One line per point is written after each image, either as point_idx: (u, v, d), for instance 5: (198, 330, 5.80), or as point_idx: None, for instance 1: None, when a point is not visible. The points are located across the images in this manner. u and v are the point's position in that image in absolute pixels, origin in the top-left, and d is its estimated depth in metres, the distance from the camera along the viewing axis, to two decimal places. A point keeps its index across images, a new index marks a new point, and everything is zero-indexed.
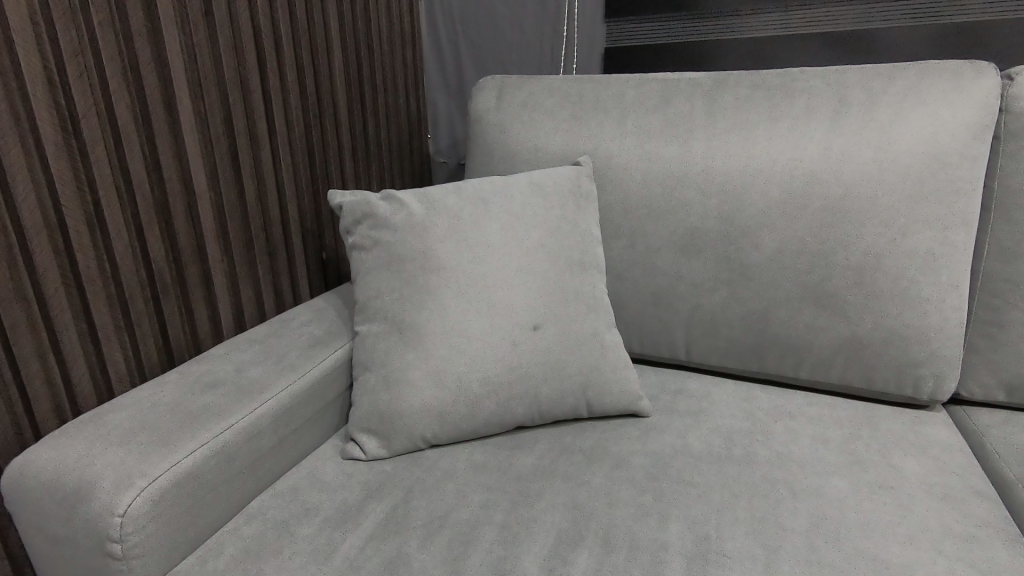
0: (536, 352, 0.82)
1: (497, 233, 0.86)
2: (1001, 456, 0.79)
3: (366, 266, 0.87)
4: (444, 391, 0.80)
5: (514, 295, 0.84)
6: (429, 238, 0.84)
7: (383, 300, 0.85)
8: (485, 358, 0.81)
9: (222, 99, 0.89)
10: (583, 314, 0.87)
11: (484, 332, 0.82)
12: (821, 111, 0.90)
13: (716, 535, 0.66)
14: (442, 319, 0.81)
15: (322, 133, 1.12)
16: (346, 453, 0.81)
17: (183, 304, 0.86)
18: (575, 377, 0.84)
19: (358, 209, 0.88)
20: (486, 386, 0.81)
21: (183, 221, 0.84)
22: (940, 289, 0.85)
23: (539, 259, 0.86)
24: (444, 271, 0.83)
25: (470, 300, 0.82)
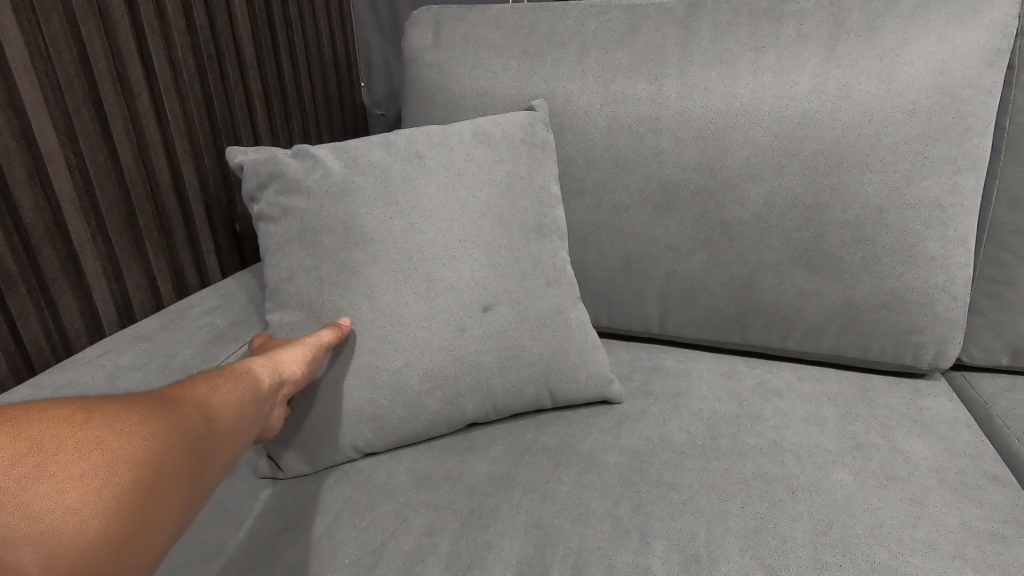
0: (488, 339, 0.69)
1: (435, 195, 0.70)
2: (1013, 432, 0.70)
3: (275, 241, 0.71)
4: (376, 392, 0.66)
5: (460, 270, 0.69)
6: (351, 203, 0.68)
7: (299, 282, 0.69)
8: (426, 348, 0.67)
9: (72, 30, 0.69)
10: (543, 289, 0.73)
11: (424, 318, 0.67)
12: (813, 38, 0.76)
13: (707, 555, 0.55)
14: (372, 304, 0.67)
15: (222, 78, 0.92)
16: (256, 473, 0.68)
17: (40, 296, 0.69)
18: (535, 364, 0.71)
19: (262, 169, 0.71)
20: (431, 382, 0.67)
21: (28, 192, 0.66)
22: (947, 244, 0.74)
23: (488, 224, 0.72)
24: (371, 244, 0.67)
25: (405, 279, 0.67)
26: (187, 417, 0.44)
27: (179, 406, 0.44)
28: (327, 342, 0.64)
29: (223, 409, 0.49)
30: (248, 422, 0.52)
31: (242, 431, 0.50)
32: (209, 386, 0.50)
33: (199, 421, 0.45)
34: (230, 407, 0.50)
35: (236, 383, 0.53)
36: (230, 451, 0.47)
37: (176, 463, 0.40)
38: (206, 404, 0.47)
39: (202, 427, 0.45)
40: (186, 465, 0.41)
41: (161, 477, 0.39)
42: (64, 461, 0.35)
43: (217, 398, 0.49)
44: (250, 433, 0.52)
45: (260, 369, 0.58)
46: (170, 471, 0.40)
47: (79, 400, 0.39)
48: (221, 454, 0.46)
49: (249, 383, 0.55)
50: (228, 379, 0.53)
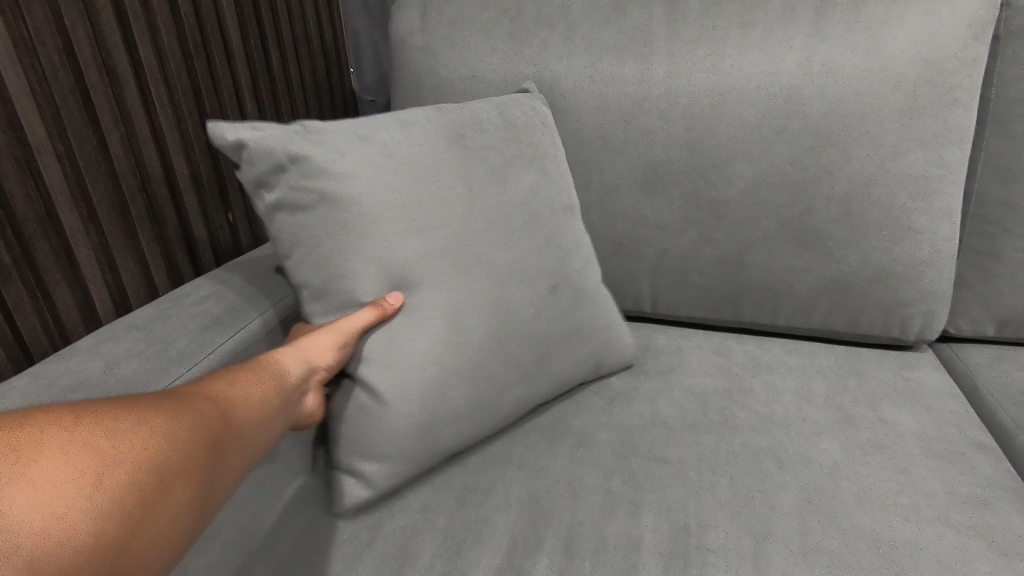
0: (555, 318, 0.69)
1: (490, 178, 0.67)
2: (997, 401, 0.72)
3: (308, 235, 0.60)
4: (464, 390, 0.62)
5: (529, 252, 0.68)
6: (414, 188, 0.61)
7: (346, 278, 0.60)
8: (508, 338, 0.64)
9: (57, 22, 0.69)
10: (573, 270, 0.72)
11: (504, 306, 0.64)
12: (800, 13, 0.76)
13: (696, 525, 0.56)
14: (445, 293, 0.62)
15: (209, 64, 0.92)
16: (343, 500, 0.59)
17: (37, 288, 0.70)
18: (567, 348, 0.70)
19: (282, 148, 0.59)
20: (503, 369, 0.64)
21: (19, 185, 0.66)
22: (934, 218, 0.75)
23: (531, 205, 0.70)
24: (447, 232, 0.62)
25: (475, 262, 0.63)
26: (190, 414, 0.42)
27: (181, 406, 0.43)
28: (365, 326, 0.59)
29: (235, 407, 0.47)
30: (261, 420, 0.50)
31: (253, 433, 0.49)
32: (216, 385, 0.49)
33: (203, 420, 0.43)
34: (242, 405, 0.48)
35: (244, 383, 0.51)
36: (240, 451, 0.46)
37: (172, 465, 0.38)
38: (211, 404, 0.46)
39: (207, 424, 0.43)
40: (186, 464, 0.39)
41: (157, 474, 0.37)
42: (51, 461, 0.33)
43: (225, 398, 0.47)
44: (264, 433, 0.50)
45: (280, 363, 0.56)
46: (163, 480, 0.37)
47: (70, 402, 0.38)
48: (228, 454, 0.44)
49: (264, 378, 0.53)
50: (240, 377, 0.51)
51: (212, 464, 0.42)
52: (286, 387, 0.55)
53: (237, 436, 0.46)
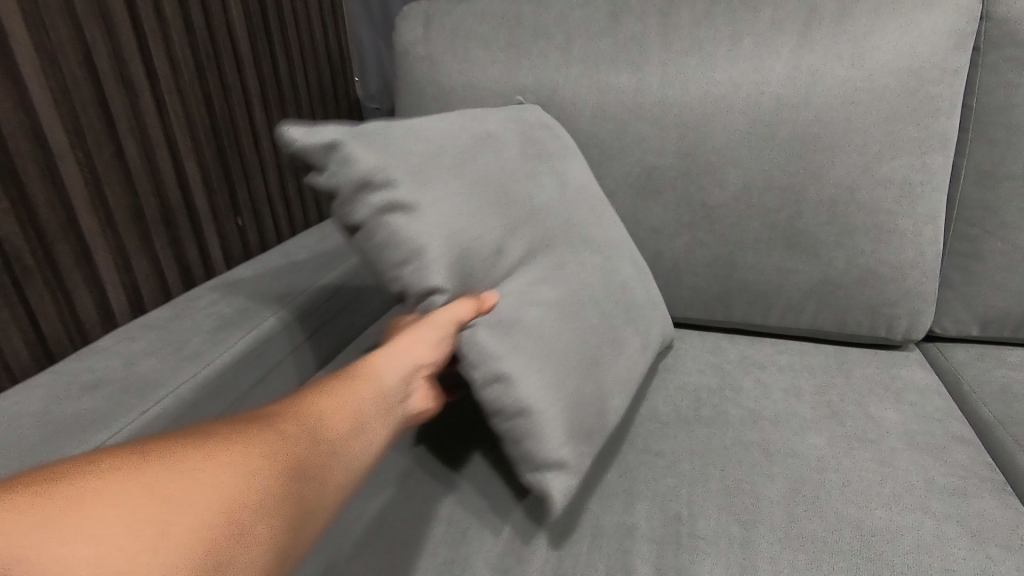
0: (638, 292, 0.73)
1: (555, 167, 0.72)
2: (979, 397, 0.75)
3: (421, 226, 0.55)
4: (605, 356, 0.63)
5: (605, 231, 0.73)
6: (512, 173, 0.65)
7: (463, 265, 0.57)
8: (616, 309, 0.68)
9: (77, 34, 0.73)
10: (621, 264, 0.72)
11: (607, 277, 0.68)
12: (788, 26, 0.79)
13: (687, 514, 0.59)
14: (539, 267, 0.62)
15: (220, 75, 0.95)
16: (559, 494, 0.56)
17: (58, 290, 0.73)
18: (638, 342, 0.69)
19: (369, 144, 0.56)
20: (606, 341, 0.64)
21: (41, 189, 0.70)
22: (918, 221, 0.78)
23: (575, 199, 0.70)
24: (552, 212, 0.66)
25: (556, 236, 0.65)
26: (268, 441, 0.38)
27: (258, 433, 0.38)
28: (468, 317, 0.55)
29: (335, 416, 0.44)
30: (371, 426, 0.46)
31: (354, 450, 0.43)
32: (310, 399, 0.44)
33: (293, 438, 0.39)
34: (344, 413, 0.44)
35: (338, 395, 0.45)
36: (343, 464, 0.42)
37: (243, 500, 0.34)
38: (305, 417, 0.42)
39: (299, 442, 0.39)
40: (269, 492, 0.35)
41: (229, 516, 0.32)
42: (105, 506, 0.30)
43: (325, 409, 0.44)
44: (376, 438, 0.46)
45: (380, 365, 0.51)
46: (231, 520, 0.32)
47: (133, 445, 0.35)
48: (327, 471, 0.40)
49: (374, 378, 0.49)
50: (344, 381, 0.48)
51: (306, 485, 0.38)
52: (388, 394, 0.49)
53: (338, 448, 0.42)
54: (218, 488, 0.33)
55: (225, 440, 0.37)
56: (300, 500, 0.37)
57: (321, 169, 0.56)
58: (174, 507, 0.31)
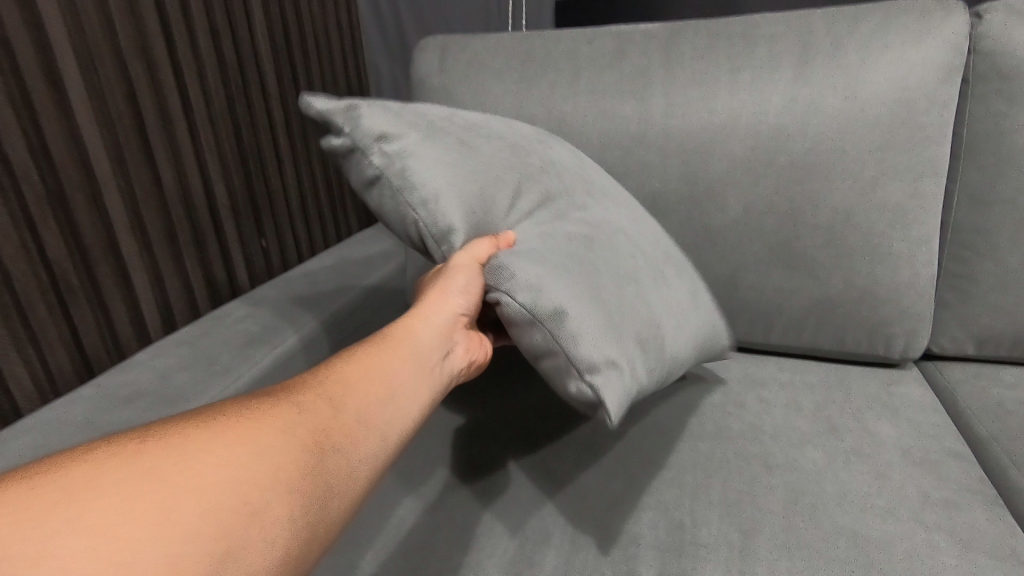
0: (671, 253, 0.73)
1: (569, 149, 0.76)
2: (974, 413, 0.77)
3: (435, 171, 0.60)
4: (643, 286, 0.64)
5: (627, 199, 0.75)
6: (526, 143, 0.71)
7: (477, 204, 0.62)
8: (648, 251, 0.69)
9: (121, 74, 0.82)
10: (650, 222, 0.74)
11: (634, 226, 0.70)
12: (784, 59, 0.84)
13: (689, 523, 0.62)
14: (554, 206, 0.66)
15: (247, 104, 1.04)
16: (610, 395, 0.55)
17: (97, 306, 0.83)
18: (677, 283, 0.69)
19: (380, 106, 0.62)
20: (635, 266, 0.65)
21: (85, 215, 0.80)
22: (911, 244, 0.82)
23: (589, 168, 0.75)
24: (568, 171, 0.71)
25: (569, 182, 0.69)
26: (284, 418, 0.41)
27: (274, 410, 0.41)
28: (486, 255, 0.60)
29: (345, 397, 0.46)
30: (386, 405, 0.48)
31: (369, 426, 0.46)
32: (324, 378, 0.47)
33: (301, 421, 0.41)
34: (356, 393, 0.47)
35: (353, 375, 0.48)
36: (356, 448, 0.44)
37: (258, 473, 0.36)
38: (314, 399, 0.44)
39: (313, 419, 0.42)
40: (276, 479, 0.37)
41: (246, 485, 0.36)
42: (133, 473, 0.33)
43: (334, 390, 0.46)
44: (392, 416, 0.48)
45: (413, 330, 0.57)
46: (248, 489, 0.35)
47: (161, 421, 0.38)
48: (338, 452, 0.42)
49: (389, 356, 0.52)
50: (357, 359, 0.50)
51: (317, 469, 0.40)
52: (403, 372, 0.52)
53: (349, 428, 0.44)
54: (224, 473, 0.35)
55: (233, 424, 0.39)
56: (310, 485, 0.39)
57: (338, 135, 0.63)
58: (183, 490, 0.33)
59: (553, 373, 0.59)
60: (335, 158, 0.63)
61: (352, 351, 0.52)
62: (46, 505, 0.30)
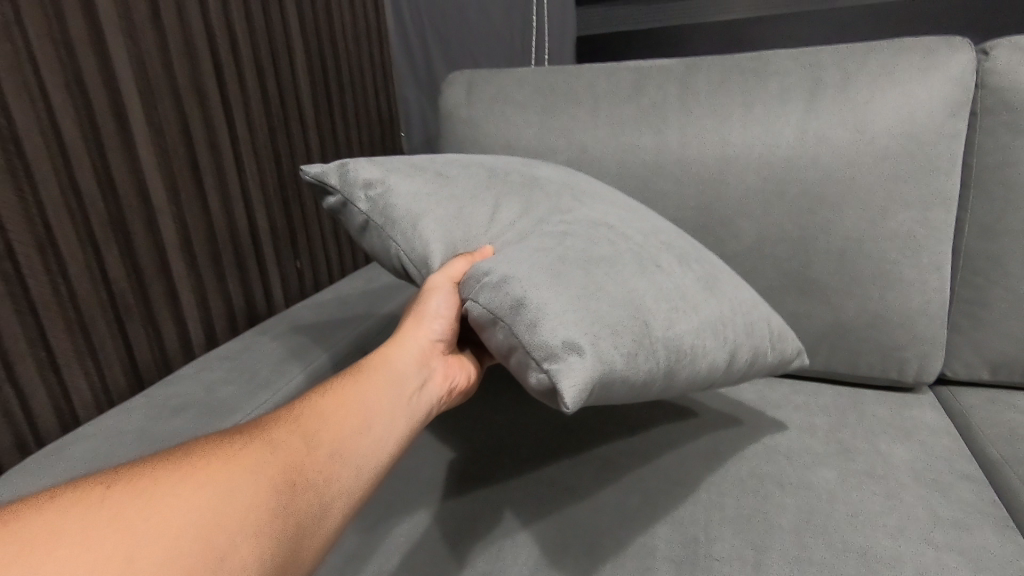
0: (680, 247, 0.70)
1: (562, 172, 0.80)
2: (987, 437, 0.79)
3: (413, 205, 0.69)
4: (629, 269, 0.61)
5: (623, 203, 0.75)
6: (512, 170, 0.76)
7: (453, 224, 0.69)
8: (639, 241, 0.67)
9: (178, 111, 0.95)
10: (647, 221, 0.72)
11: (625, 222, 0.69)
12: (795, 93, 0.88)
13: (704, 537, 0.64)
14: (534, 212, 0.69)
15: (288, 136, 1.18)
16: (572, 378, 0.49)
17: (149, 323, 0.94)
18: (677, 270, 0.65)
19: (365, 160, 0.73)
20: (618, 254, 0.62)
21: (143, 235, 0.91)
22: (923, 271, 0.84)
23: (580, 182, 0.77)
24: (552, 184, 0.74)
25: (551, 192, 0.72)
26: (256, 454, 0.45)
27: (247, 446, 0.46)
28: (462, 272, 0.66)
29: (318, 432, 0.50)
30: (360, 436, 0.52)
31: (340, 457, 0.50)
32: (299, 413, 0.52)
33: (271, 459, 0.46)
34: (329, 427, 0.51)
35: (326, 410, 0.53)
36: (325, 477, 0.48)
37: (230, 503, 0.41)
38: (286, 436, 0.48)
39: (284, 453, 0.47)
40: (246, 516, 0.41)
41: (218, 514, 0.40)
42: (117, 507, 0.37)
43: (306, 426, 0.50)
44: (366, 447, 0.52)
45: (388, 364, 0.61)
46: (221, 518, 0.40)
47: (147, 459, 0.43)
48: (309, 486, 0.46)
49: (364, 387, 0.57)
50: (330, 393, 0.55)
51: (287, 504, 0.44)
52: (377, 404, 0.56)
53: (320, 462, 0.48)
54: (198, 503, 0.40)
55: (206, 464, 0.43)
56: (280, 521, 0.43)
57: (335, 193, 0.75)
58: (160, 520, 0.38)
59: (520, 362, 0.54)
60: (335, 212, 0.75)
61: (327, 386, 0.56)
62: (42, 533, 0.34)
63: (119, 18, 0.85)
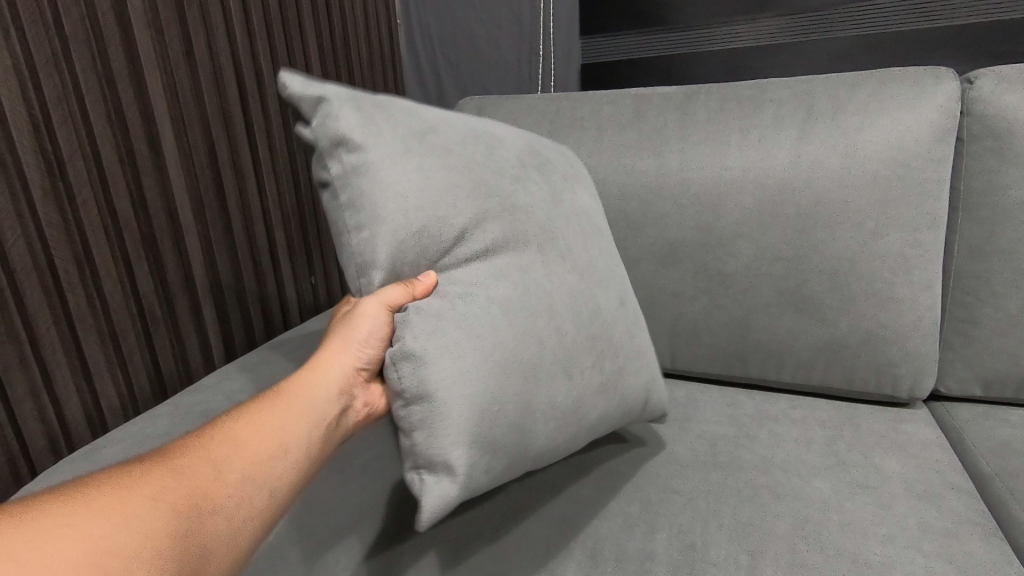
0: (618, 325, 0.71)
1: (549, 189, 0.73)
2: (979, 451, 0.81)
3: (380, 198, 0.61)
4: (546, 371, 0.61)
5: (589, 257, 0.72)
6: (500, 182, 0.67)
7: (411, 243, 0.62)
8: (578, 326, 0.66)
9: (206, 135, 1.01)
10: (593, 294, 0.69)
11: (575, 296, 0.67)
12: (789, 120, 0.92)
13: (701, 543, 0.67)
14: (494, 262, 0.63)
15: (305, 159, 1.25)
16: (430, 497, 0.55)
17: (174, 336, 0.99)
18: (587, 379, 0.65)
19: (352, 109, 0.62)
20: (540, 360, 0.61)
21: (171, 254, 0.96)
22: (914, 289, 0.87)
23: (560, 217, 0.71)
24: (531, 221, 0.67)
25: (524, 235, 0.65)
26: (164, 478, 0.46)
27: (154, 470, 0.47)
28: (398, 299, 0.63)
29: (228, 458, 0.51)
30: (274, 459, 0.53)
31: (251, 479, 0.51)
32: (209, 441, 0.52)
33: (175, 486, 0.46)
34: (239, 451, 0.52)
35: (236, 437, 0.53)
36: (235, 499, 0.49)
37: (140, 515, 0.42)
38: (193, 463, 0.49)
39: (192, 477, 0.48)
40: (157, 522, 0.42)
41: (128, 523, 0.41)
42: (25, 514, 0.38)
43: (215, 452, 0.51)
44: (279, 471, 0.53)
45: (307, 390, 0.62)
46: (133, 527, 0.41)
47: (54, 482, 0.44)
48: (216, 510, 0.47)
49: (278, 410, 0.58)
50: (243, 419, 0.56)
51: (192, 529, 0.44)
52: (293, 430, 0.57)
53: (233, 481, 0.50)
54: (108, 515, 0.41)
55: (113, 482, 0.44)
56: (190, 535, 0.44)
57: (309, 123, 0.64)
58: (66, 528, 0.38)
59: (404, 446, 0.58)
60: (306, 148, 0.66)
61: (240, 411, 0.57)
62: None
63: (155, 49, 0.92)
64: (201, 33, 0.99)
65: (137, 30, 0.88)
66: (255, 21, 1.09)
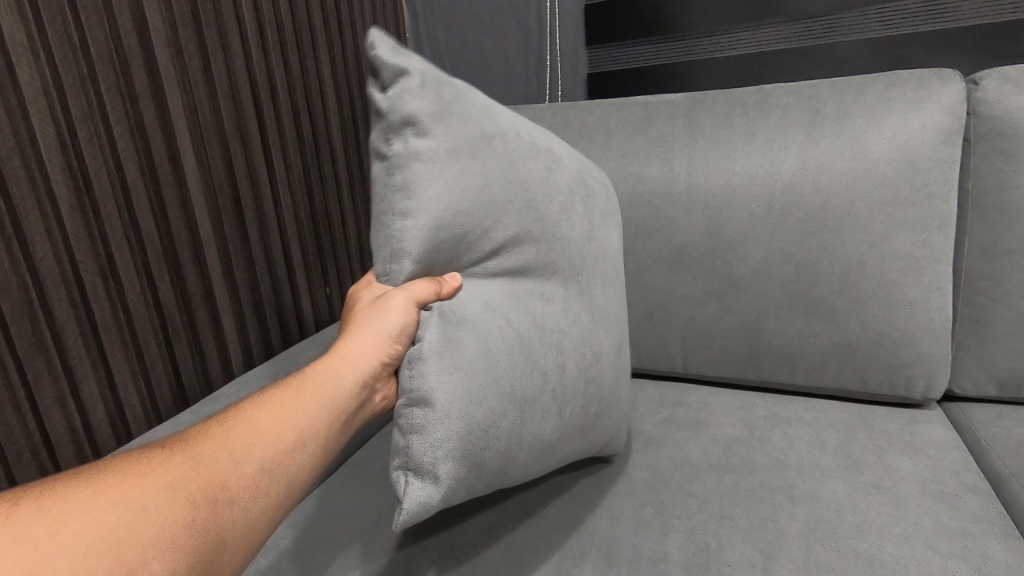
0: (613, 366, 0.74)
1: (584, 217, 0.75)
2: (995, 451, 0.81)
3: (434, 190, 0.61)
4: (546, 405, 0.63)
5: (602, 300, 0.75)
6: (547, 209, 0.69)
7: (447, 244, 0.63)
8: (583, 366, 0.68)
9: (224, 150, 1.04)
10: (599, 336, 0.72)
11: (583, 337, 0.69)
12: (796, 124, 0.93)
13: (715, 544, 0.68)
14: (518, 288, 0.66)
15: (320, 173, 1.28)
16: (410, 500, 0.54)
17: (194, 347, 1.02)
18: (574, 417, 0.67)
19: (431, 94, 0.62)
20: (543, 392, 0.63)
21: (190, 264, 0.99)
22: (925, 290, 0.88)
23: (588, 253, 0.74)
24: (562, 248, 0.70)
25: (553, 262, 0.69)
26: (180, 471, 0.47)
27: (171, 461, 0.47)
28: (425, 297, 0.62)
29: (245, 448, 0.51)
30: (290, 455, 0.53)
31: (265, 476, 0.51)
32: (230, 430, 0.52)
33: (192, 476, 0.47)
34: (257, 443, 0.52)
35: (255, 428, 0.53)
36: (249, 495, 0.49)
37: (155, 511, 0.43)
38: (211, 453, 0.50)
39: (209, 471, 0.48)
40: (171, 518, 0.43)
41: (142, 520, 0.42)
42: (48, 503, 0.40)
43: (233, 442, 0.51)
44: (294, 467, 0.53)
45: (331, 380, 0.61)
46: (146, 523, 0.42)
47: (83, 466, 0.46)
48: (229, 506, 0.47)
49: (299, 402, 0.57)
50: (264, 409, 0.56)
51: (206, 520, 0.45)
52: (312, 424, 0.56)
53: (247, 476, 0.50)
54: (123, 509, 0.42)
55: (134, 473, 0.45)
56: (202, 532, 0.45)
57: (383, 87, 0.63)
58: (84, 521, 0.40)
59: (395, 444, 0.57)
60: (372, 110, 0.64)
61: (261, 399, 0.57)
62: None
63: (175, 67, 0.95)
64: (219, 53, 1.02)
65: (158, 51, 0.92)
66: (271, 41, 1.12)
